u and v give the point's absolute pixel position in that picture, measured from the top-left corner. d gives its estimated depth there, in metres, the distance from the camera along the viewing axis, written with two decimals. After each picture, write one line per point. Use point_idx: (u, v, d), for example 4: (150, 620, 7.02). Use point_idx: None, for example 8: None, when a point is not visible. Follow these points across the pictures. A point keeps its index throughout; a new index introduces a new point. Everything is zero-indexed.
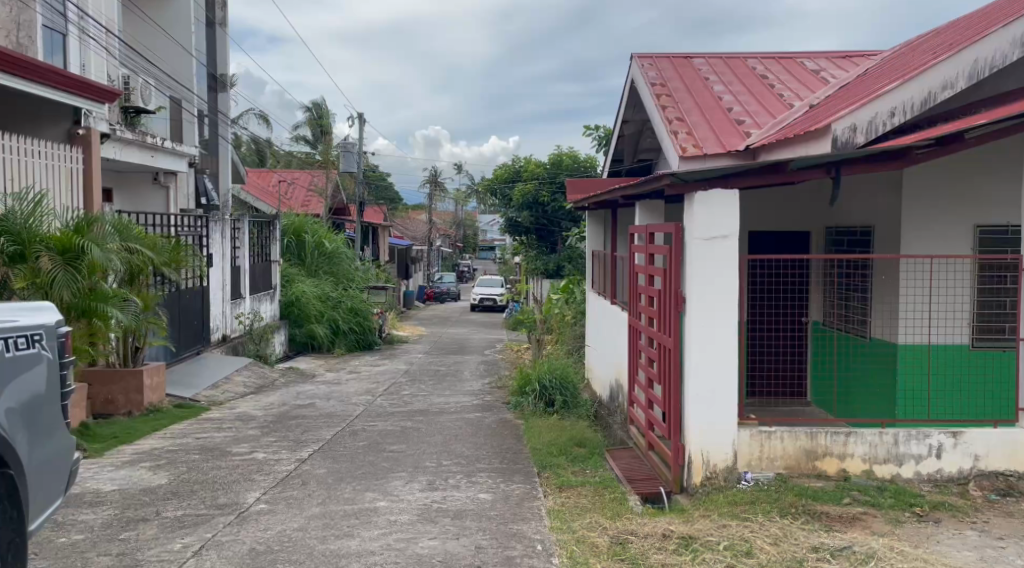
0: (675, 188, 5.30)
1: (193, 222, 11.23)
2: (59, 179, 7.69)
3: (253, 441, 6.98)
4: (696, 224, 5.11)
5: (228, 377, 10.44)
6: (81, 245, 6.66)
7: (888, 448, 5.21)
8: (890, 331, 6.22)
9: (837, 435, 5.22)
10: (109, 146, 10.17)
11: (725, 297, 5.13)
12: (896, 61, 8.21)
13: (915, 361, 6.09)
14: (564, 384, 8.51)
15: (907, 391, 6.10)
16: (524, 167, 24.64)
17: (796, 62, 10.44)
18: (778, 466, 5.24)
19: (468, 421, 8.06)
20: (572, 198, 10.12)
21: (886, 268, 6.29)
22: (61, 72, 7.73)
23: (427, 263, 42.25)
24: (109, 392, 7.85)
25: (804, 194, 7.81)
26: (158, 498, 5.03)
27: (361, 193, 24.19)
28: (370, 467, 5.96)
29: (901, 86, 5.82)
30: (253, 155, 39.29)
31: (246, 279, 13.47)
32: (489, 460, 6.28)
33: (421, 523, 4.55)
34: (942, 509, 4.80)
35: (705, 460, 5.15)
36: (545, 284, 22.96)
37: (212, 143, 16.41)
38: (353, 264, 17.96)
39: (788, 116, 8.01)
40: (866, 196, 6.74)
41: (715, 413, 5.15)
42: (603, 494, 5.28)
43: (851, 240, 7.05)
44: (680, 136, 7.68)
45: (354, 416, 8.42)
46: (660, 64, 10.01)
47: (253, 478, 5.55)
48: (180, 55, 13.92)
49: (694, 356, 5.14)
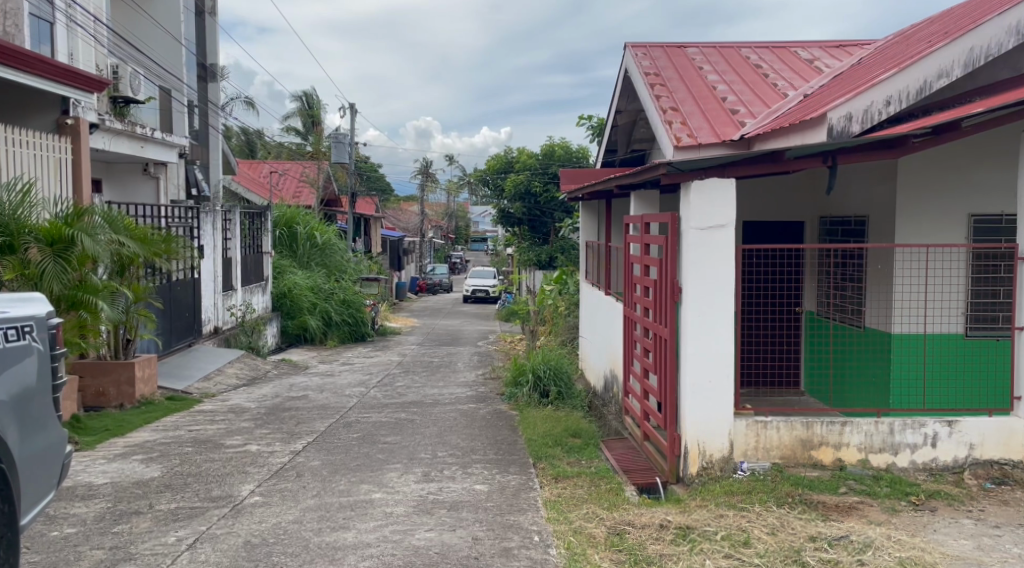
0: (671, 177, 5.27)
1: (184, 213, 11.13)
2: (48, 167, 7.59)
3: (247, 433, 6.94)
4: (692, 214, 5.08)
5: (220, 369, 10.38)
6: (71, 236, 6.60)
7: (883, 438, 5.21)
8: (884, 320, 6.24)
9: (834, 425, 5.23)
10: (98, 136, 10.06)
11: (722, 287, 5.11)
12: (891, 49, 8.20)
13: (910, 351, 6.09)
14: (559, 375, 8.51)
15: (901, 380, 6.12)
16: (517, 158, 24.57)
17: (789, 52, 10.42)
18: (775, 455, 5.23)
19: (462, 412, 8.04)
20: (565, 188, 10.09)
21: (880, 258, 6.31)
22: (50, 62, 7.64)
23: (419, 254, 42.07)
24: (100, 383, 7.79)
25: (798, 183, 7.80)
26: (150, 491, 4.98)
27: (353, 184, 24.07)
28: (365, 459, 5.93)
29: (897, 74, 5.81)
30: (243, 146, 39.01)
31: (237, 270, 13.38)
32: (484, 451, 6.27)
33: (417, 514, 4.52)
34: (938, 497, 4.82)
35: (701, 450, 5.15)
36: (538, 275, 22.89)
37: (202, 134, 16.27)
38: (345, 255, 17.88)
39: (782, 105, 7.98)
40: (860, 186, 6.73)
41: (711, 404, 5.14)
42: (598, 484, 5.28)
43: (845, 230, 7.05)
44: (674, 126, 7.65)
45: (347, 407, 8.39)
46: (654, 53, 9.96)
47: (246, 470, 5.51)
48: (170, 44, 13.75)
49: (691, 346, 5.13)
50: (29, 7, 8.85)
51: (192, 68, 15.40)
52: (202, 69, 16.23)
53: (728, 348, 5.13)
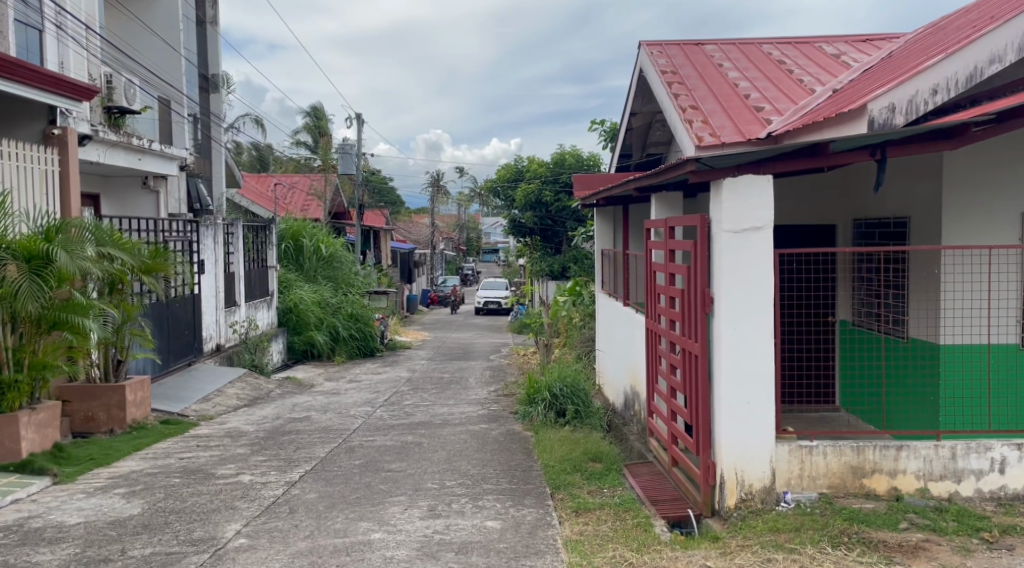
0: (699, 176, 4.73)
1: (182, 227, 10.68)
2: (32, 180, 7.15)
3: (241, 461, 6.44)
4: (724, 215, 4.57)
5: (220, 390, 9.88)
6: (49, 251, 6.10)
7: (944, 463, 4.68)
8: (931, 330, 5.68)
9: (888, 450, 4.69)
10: (90, 148, 9.66)
11: (759, 296, 4.59)
12: (925, 40, 7.64)
13: (963, 364, 5.51)
14: (576, 392, 7.93)
15: (955, 400, 5.51)
16: (527, 167, 24.03)
17: (813, 47, 9.90)
18: (822, 485, 4.69)
19: (473, 433, 7.52)
20: (579, 194, 9.55)
21: (924, 263, 5.76)
22: (31, 67, 7.16)
23: (430, 266, 41.69)
24: (88, 408, 7.31)
25: (829, 183, 7.25)
26: (126, 533, 4.48)
27: (361, 196, 23.60)
28: (366, 490, 5.40)
29: (944, 60, 5.20)
30: (254, 162, 39.00)
31: (241, 285, 12.98)
32: (497, 479, 5.73)
33: (420, 560, 4.00)
34: (1014, 533, 4.23)
35: (738, 479, 4.61)
36: (551, 286, 22.17)
37: (204, 147, 15.91)
38: (353, 268, 17.41)
39: (811, 101, 7.42)
40: (901, 184, 6.16)
41: (749, 428, 4.59)
42: (625, 518, 4.74)
43: (883, 232, 6.48)
44: (695, 125, 7.10)
45: (351, 430, 7.87)
46: (670, 51, 9.46)
47: (235, 506, 5.01)
48: (168, 53, 13.37)
49: (725, 364, 4.58)
50: (13, 11, 8.44)
51: (194, 81, 15.02)
52: (203, 80, 15.92)
53: (766, 364, 4.59)
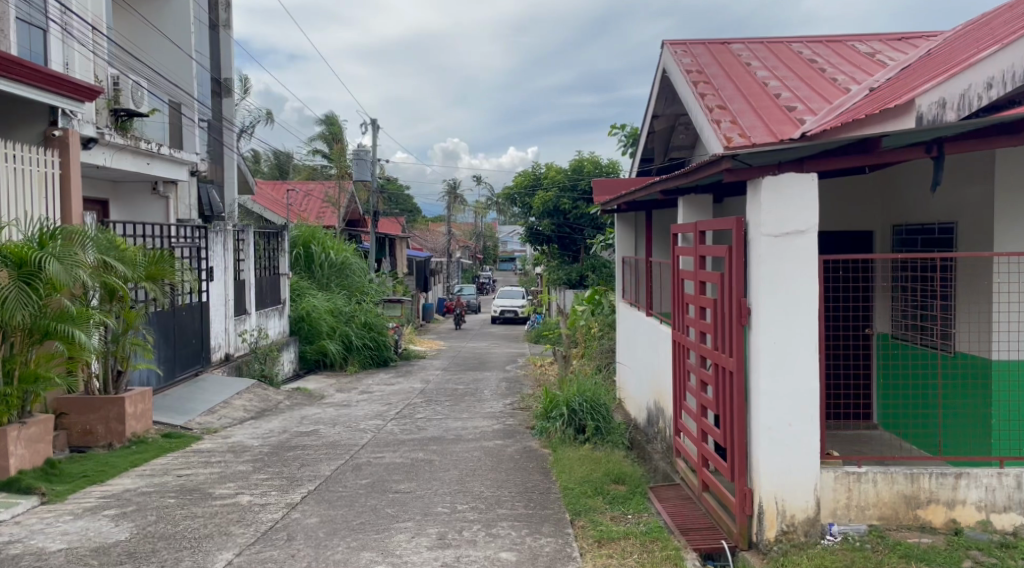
0: (735, 175, 4.32)
1: (190, 233, 10.38)
2: (29, 184, 6.86)
3: (242, 479, 6.07)
4: (764, 218, 4.15)
5: (226, 401, 9.54)
6: (39, 260, 5.76)
7: (1009, 493, 4.23)
8: (981, 343, 5.22)
9: (945, 478, 4.24)
10: (96, 151, 9.40)
11: (802, 306, 4.16)
12: (971, 35, 7.15)
13: (1019, 382, 5.05)
14: (596, 407, 7.49)
15: (1013, 421, 5.04)
16: (546, 173, 23.65)
17: (845, 45, 9.43)
18: (871, 516, 4.25)
19: (487, 450, 7.12)
20: (600, 199, 9.17)
21: (976, 272, 5.30)
22: (29, 64, 6.86)
23: (446, 274, 41.43)
24: (87, 421, 6.98)
25: (866, 187, 6.80)
26: (108, 563, 4.12)
27: (376, 203, 23.27)
28: (371, 515, 5.01)
29: (999, 51, 4.61)
30: (274, 170, 39.05)
31: (251, 293, 12.67)
32: (512, 503, 5.31)
33: None
34: None
35: (779, 508, 4.17)
36: (568, 294, 21.76)
37: (217, 153, 15.69)
38: (366, 276, 17.09)
39: (847, 100, 6.96)
40: (947, 186, 5.70)
41: (790, 452, 4.16)
42: (653, 550, 4.30)
43: (926, 239, 6.02)
44: (724, 125, 6.66)
45: (359, 446, 7.49)
46: (695, 50, 9.04)
47: (229, 532, 4.64)
48: (179, 56, 13.14)
49: (765, 380, 4.15)
50: (16, 11, 8.22)
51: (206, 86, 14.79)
52: (216, 85, 15.70)
53: (809, 382, 4.17)
